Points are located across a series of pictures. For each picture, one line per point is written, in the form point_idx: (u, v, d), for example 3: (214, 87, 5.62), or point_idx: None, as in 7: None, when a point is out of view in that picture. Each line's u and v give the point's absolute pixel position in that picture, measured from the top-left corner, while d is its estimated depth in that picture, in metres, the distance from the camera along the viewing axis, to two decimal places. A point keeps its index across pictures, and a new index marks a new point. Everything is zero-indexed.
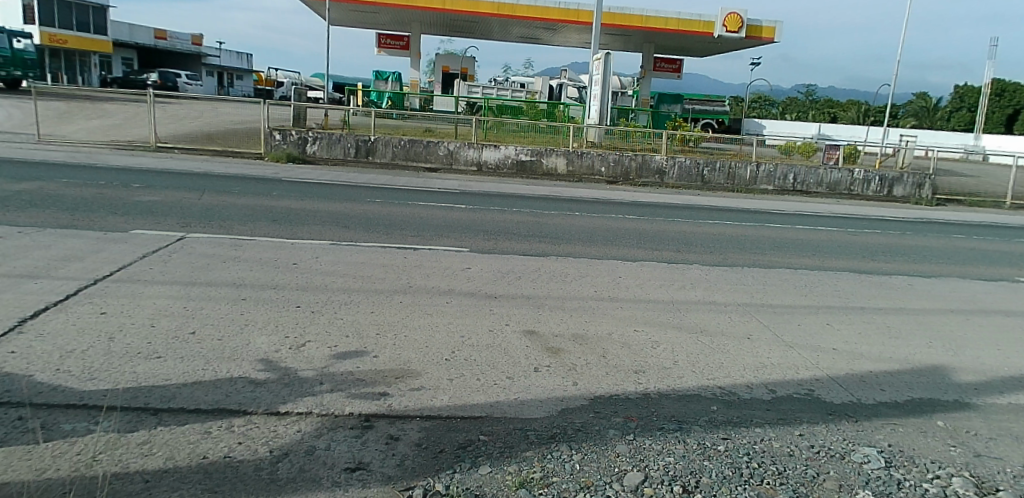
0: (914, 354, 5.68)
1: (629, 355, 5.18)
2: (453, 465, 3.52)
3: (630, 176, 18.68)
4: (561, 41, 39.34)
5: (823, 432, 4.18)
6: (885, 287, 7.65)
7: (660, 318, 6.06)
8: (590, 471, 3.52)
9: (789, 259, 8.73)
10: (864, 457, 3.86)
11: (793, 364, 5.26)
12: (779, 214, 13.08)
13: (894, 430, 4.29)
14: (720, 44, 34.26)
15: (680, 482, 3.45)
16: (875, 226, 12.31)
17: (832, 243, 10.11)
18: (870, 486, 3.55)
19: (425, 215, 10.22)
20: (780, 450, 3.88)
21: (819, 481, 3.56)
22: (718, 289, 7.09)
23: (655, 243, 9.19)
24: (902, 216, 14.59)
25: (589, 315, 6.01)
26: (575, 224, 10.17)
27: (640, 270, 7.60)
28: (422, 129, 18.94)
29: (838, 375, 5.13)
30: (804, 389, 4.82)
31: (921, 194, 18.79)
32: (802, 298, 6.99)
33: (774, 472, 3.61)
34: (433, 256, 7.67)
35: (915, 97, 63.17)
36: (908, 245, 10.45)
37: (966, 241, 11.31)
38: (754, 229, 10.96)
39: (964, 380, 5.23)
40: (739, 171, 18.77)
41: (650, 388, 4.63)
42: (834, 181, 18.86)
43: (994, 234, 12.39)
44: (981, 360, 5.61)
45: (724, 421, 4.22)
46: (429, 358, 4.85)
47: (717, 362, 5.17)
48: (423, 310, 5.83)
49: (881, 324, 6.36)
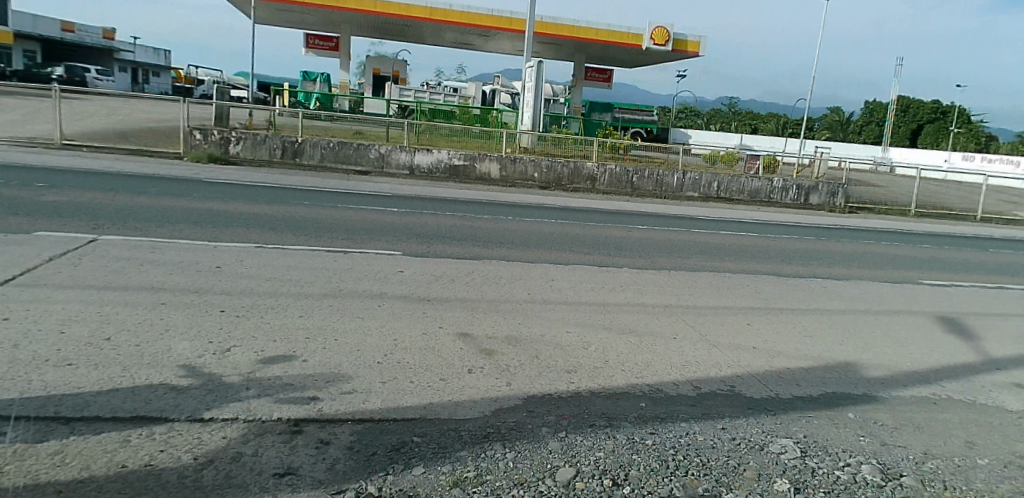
0: (826, 350, 6.02)
1: (561, 355, 5.27)
2: (386, 467, 3.49)
3: (563, 182, 18.92)
4: (493, 47, 39.59)
5: (744, 425, 4.39)
6: (802, 289, 8.07)
7: (593, 319, 6.19)
8: (524, 468, 3.56)
9: (714, 263, 9.07)
10: (782, 447, 4.09)
11: (717, 361, 5.48)
12: (705, 220, 13.53)
13: (809, 422, 4.55)
14: (647, 56, 35.33)
15: (610, 476, 3.55)
16: (793, 232, 12.94)
17: (755, 247, 10.59)
18: (787, 473, 3.77)
19: (356, 218, 10.06)
20: (704, 443, 4.05)
21: (740, 471, 3.75)
22: (646, 291, 7.31)
23: (585, 247, 9.35)
24: (819, 222, 15.39)
25: (522, 317, 6.06)
26: (508, 228, 10.25)
27: (572, 273, 7.75)
28: (352, 131, 18.80)
29: (758, 371, 5.38)
30: (726, 386, 5.02)
31: (834, 202, 19.89)
32: (724, 299, 7.28)
33: (698, 464, 3.77)
34: (364, 259, 7.57)
35: (828, 111, 66.80)
36: (825, 249, 11.08)
37: (875, 246, 12.04)
38: (682, 233, 11.36)
39: (871, 374, 5.60)
40: (667, 179, 19.29)
41: (581, 387, 4.73)
42: (754, 189, 19.74)
43: (899, 240, 13.25)
44: (886, 357, 6.01)
45: (652, 417, 4.35)
46: (359, 361, 4.78)
47: (646, 361, 5.32)
48: (353, 314, 5.74)
49: (799, 323, 6.70)
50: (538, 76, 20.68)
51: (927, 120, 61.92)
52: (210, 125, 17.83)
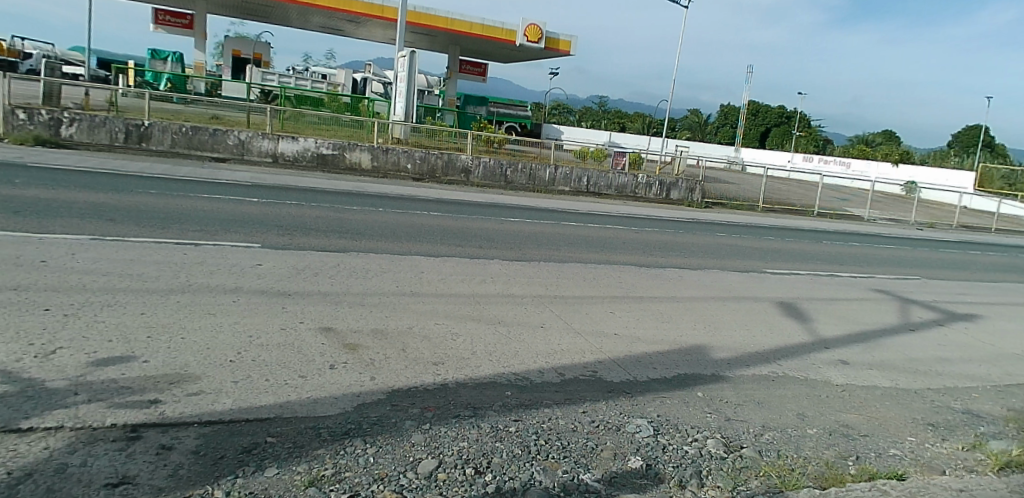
0: (680, 335, 6.41)
1: (428, 347, 5.21)
2: (236, 470, 3.28)
3: (436, 174, 18.83)
4: (365, 35, 38.53)
5: (603, 408, 4.57)
6: (661, 278, 8.55)
7: (461, 310, 6.19)
8: (385, 463, 3.48)
9: (581, 255, 9.38)
10: (636, 427, 4.30)
11: (580, 348, 5.67)
12: (573, 214, 13.95)
13: (663, 402, 4.82)
14: (521, 52, 35.94)
15: (473, 465, 3.55)
16: (654, 224, 13.68)
17: (619, 239, 11.06)
18: (640, 451, 3.98)
19: (210, 208, 9.40)
20: (564, 427, 4.17)
21: (597, 451, 3.90)
22: (515, 282, 7.42)
23: (455, 239, 9.33)
24: (678, 216, 16.36)
25: (389, 310, 5.95)
26: (377, 220, 10.00)
27: (442, 265, 7.71)
28: (208, 116, 17.25)
29: (618, 356, 5.62)
30: (588, 371, 5.20)
31: (692, 198, 21.25)
32: (589, 289, 7.55)
33: (558, 447, 3.88)
34: (219, 252, 7.09)
35: (689, 112, 71.33)
36: (681, 241, 11.80)
37: (726, 238, 12.99)
38: (551, 226, 11.63)
39: (719, 355, 6.03)
40: (539, 173, 19.73)
41: (447, 378, 4.71)
42: (621, 184, 20.62)
43: (746, 232, 14.39)
44: (732, 339, 6.51)
45: (515, 404, 4.42)
46: (208, 360, 4.46)
47: (513, 350, 5.40)
48: (203, 310, 5.36)
49: (656, 310, 7.08)
50: (410, 66, 20.53)
51: (773, 124, 67.79)
52: (37, 103, 16.03)
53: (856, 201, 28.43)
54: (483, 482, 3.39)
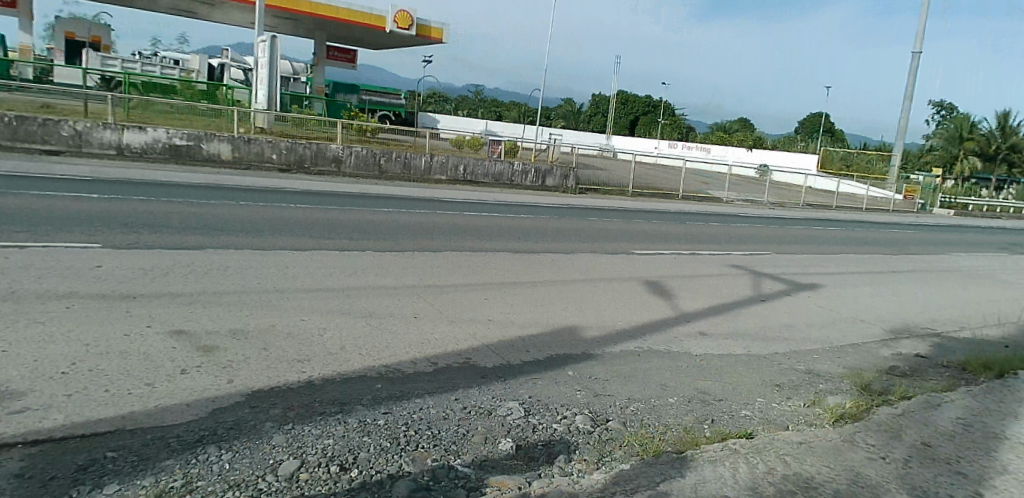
0: (552, 317, 6.57)
1: (293, 344, 5.00)
2: (68, 491, 2.97)
3: (305, 164, 18.11)
4: (223, 18, 36.24)
5: (475, 394, 4.58)
6: (534, 263, 8.72)
7: (330, 305, 5.99)
8: (242, 468, 3.29)
9: (456, 243, 9.37)
10: (508, 410, 4.36)
11: (454, 336, 5.66)
12: (448, 202, 13.92)
13: (535, 383, 4.92)
14: (394, 39, 35.28)
15: (338, 461, 3.44)
16: (528, 211, 13.92)
17: (493, 227, 11.16)
18: (511, 433, 4.03)
19: (41, 206, 8.47)
20: (435, 415, 4.14)
21: (468, 436, 3.91)
22: (388, 273, 7.28)
23: (325, 232, 9.00)
24: (552, 202, 16.77)
25: (251, 309, 5.64)
26: (238, 215, 9.45)
27: (310, 259, 7.41)
28: (37, 105, 15.96)
29: (491, 342, 5.67)
30: (461, 359, 5.20)
31: (567, 185, 21.76)
32: (464, 277, 7.56)
33: (428, 436, 3.85)
34: (51, 254, 6.41)
35: (563, 102, 73.28)
36: (554, 226, 12.09)
37: (596, 222, 13.47)
38: (426, 215, 11.52)
39: (589, 335, 6.25)
40: (414, 162, 19.42)
41: (314, 375, 4.53)
42: (498, 172, 20.70)
43: (615, 216, 15.02)
44: (601, 319, 6.76)
45: (386, 397, 4.33)
46: (36, 374, 4.02)
47: (384, 342, 5.29)
48: (30, 320, 4.81)
49: (530, 295, 7.22)
50: (273, 51, 19.70)
51: (641, 113, 71.13)
52: None
53: (717, 184, 30.42)
54: (349, 478, 3.29)
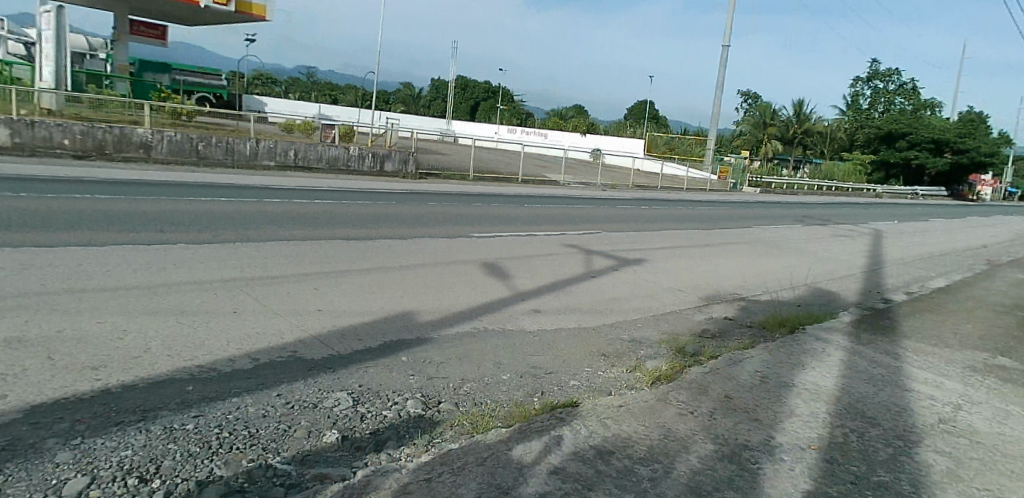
0: (386, 303, 6.45)
1: (87, 351, 4.46)
2: None
3: (106, 150, 16.35)
4: None
5: (300, 387, 4.38)
6: (369, 250, 8.51)
7: (134, 304, 5.43)
8: (14, 493, 2.88)
9: (284, 232, 8.91)
10: (335, 401, 4.21)
11: (278, 329, 5.36)
12: (275, 189, 13.23)
13: (365, 372, 4.80)
14: (212, 16, 32.67)
15: (136, 473, 3.13)
16: (363, 197, 13.60)
17: (325, 214, 10.75)
18: (337, 425, 3.90)
19: None
20: (254, 414, 3.90)
21: (290, 432, 3.73)
22: (205, 267, 6.74)
23: (128, 225, 8.15)
24: (389, 188, 16.52)
25: (33, 314, 4.95)
26: (20, 208, 8.28)
27: (111, 255, 6.67)
28: None
29: (320, 333, 5.45)
30: (286, 352, 4.94)
31: (407, 170, 21.51)
32: (292, 267, 7.21)
33: (245, 436, 3.61)
34: None
35: (402, 86, 72.37)
36: (391, 212, 11.90)
37: (434, 207, 13.45)
38: (251, 204, 10.84)
39: (423, 319, 6.22)
40: (238, 147, 18.20)
41: (112, 382, 4.08)
42: (332, 157, 19.92)
43: (452, 200, 15.11)
44: (437, 302, 6.76)
45: (198, 399, 4.01)
46: None
47: (198, 341, 4.89)
48: None
49: (363, 282, 7.03)
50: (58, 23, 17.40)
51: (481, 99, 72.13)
52: None
53: (555, 168, 31.59)
54: (149, 490, 3.00)
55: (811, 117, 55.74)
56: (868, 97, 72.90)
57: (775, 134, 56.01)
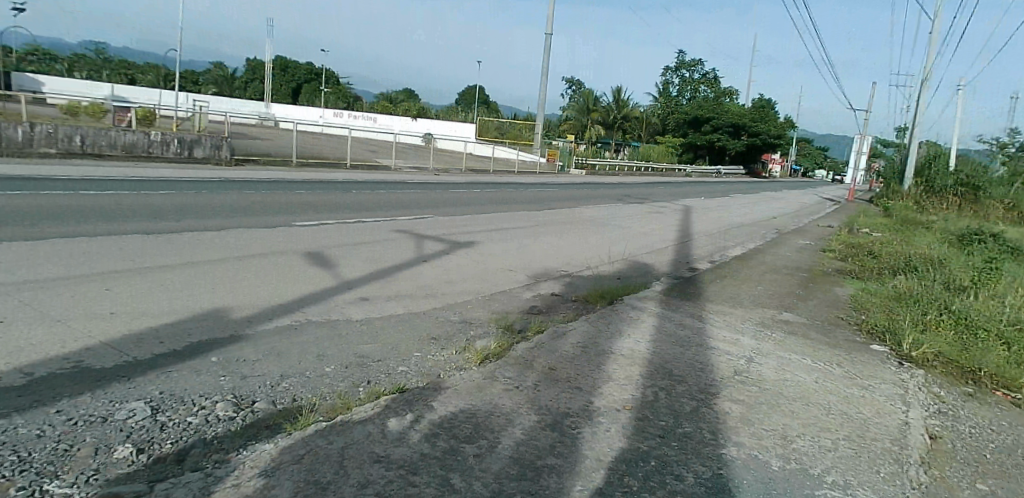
0: (194, 301, 5.94)
1: None
2: None
3: None
4: None
5: (87, 400, 3.89)
6: (175, 244, 7.78)
7: None
8: None
9: (69, 229, 7.88)
10: (130, 411, 3.80)
11: (59, 338, 4.73)
12: (57, 180, 11.68)
13: (168, 376, 4.38)
14: None
15: None
16: (167, 186, 12.43)
17: (121, 207, 9.66)
18: (130, 437, 3.52)
19: None
20: (25, 436, 3.40)
21: (72, 452, 3.30)
22: None
23: None
24: (200, 176, 15.26)
25: None
26: None
27: None
28: None
29: (114, 338, 4.88)
30: (70, 363, 4.37)
31: (220, 155, 19.95)
32: (79, 267, 6.39)
33: (12, 462, 3.14)
34: None
35: (214, 67, 67.04)
36: (201, 202, 10.98)
37: (251, 195, 12.64)
38: (24, 197, 9.46)
39: (238, 315, 5.81)
40: (7, 133, 15.81)
41: None
42: (129, 143, 18.01)
43: (271, 187, 14.28)
44: (253, 296, 6.34)
45: None
46: None
47: None
48: None
49: (167, 280, 6.42)
50: None
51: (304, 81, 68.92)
52: None
53: (386, 153, 31.04)
54: None
55: (628, 103, 59.84)
56: (677, 85, 79.63)
57: (597, 119, 59.45)
